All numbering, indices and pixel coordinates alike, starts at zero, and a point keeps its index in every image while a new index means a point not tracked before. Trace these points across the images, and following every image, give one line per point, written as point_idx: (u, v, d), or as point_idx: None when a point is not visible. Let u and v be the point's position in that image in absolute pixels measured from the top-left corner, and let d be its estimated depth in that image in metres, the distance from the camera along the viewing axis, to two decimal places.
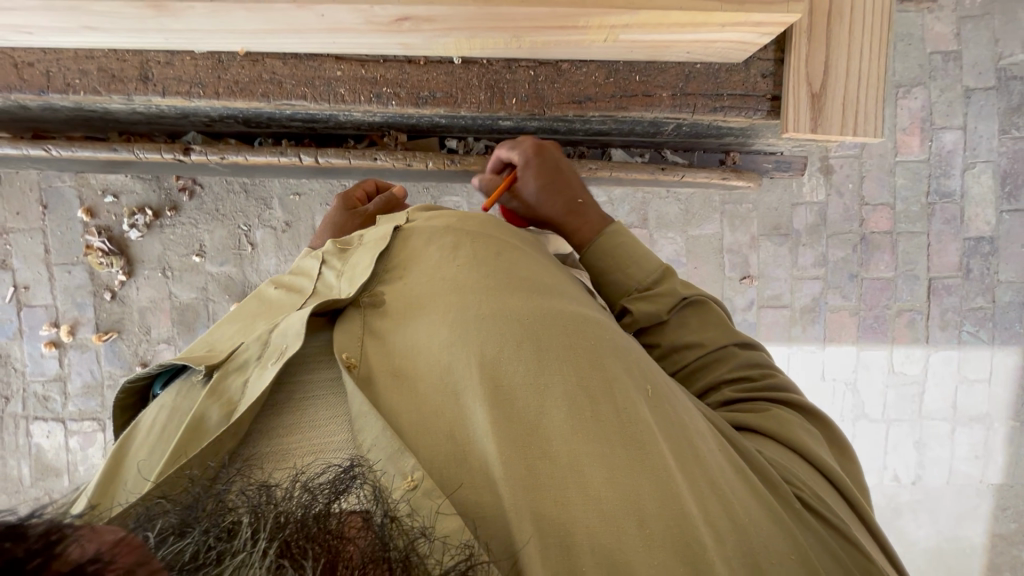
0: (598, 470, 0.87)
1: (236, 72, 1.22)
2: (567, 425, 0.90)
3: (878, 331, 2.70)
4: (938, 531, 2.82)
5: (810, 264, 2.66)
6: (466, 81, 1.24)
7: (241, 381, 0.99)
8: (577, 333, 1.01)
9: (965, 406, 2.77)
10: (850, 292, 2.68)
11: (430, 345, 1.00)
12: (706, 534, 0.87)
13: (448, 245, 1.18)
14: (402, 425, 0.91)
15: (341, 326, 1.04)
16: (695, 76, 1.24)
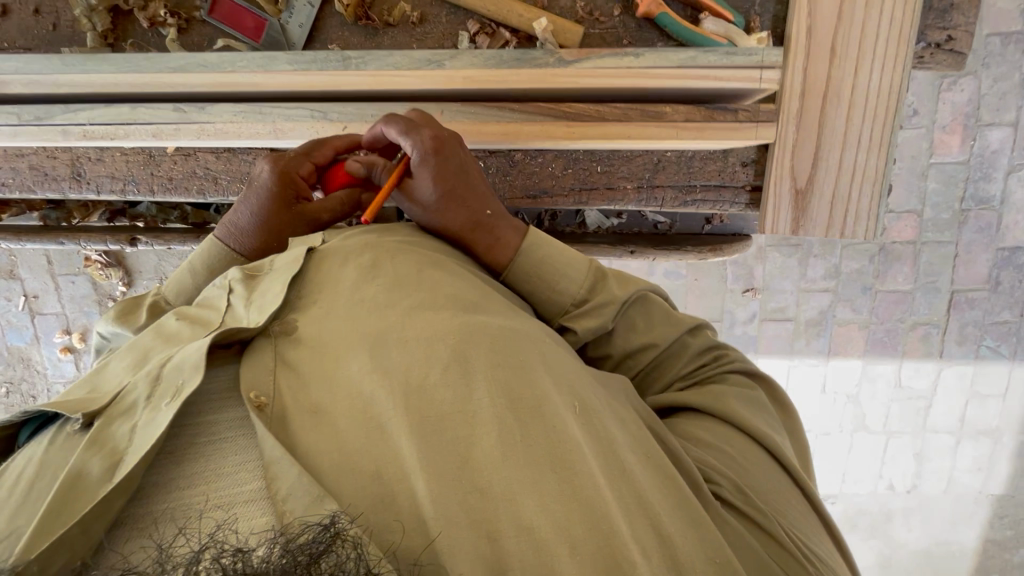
0: (554, 514, 0.69)
1: (168, 168, 1.24)
2: (512, 457, 0.72)
3: (888, 345, 2.57)
4: (929, 535, 2.82)
5: (820, 276, 2.50)
6: None
7: (130, 428, 0.74)
8: (516, 345, 0.84)
9: (974, 419, 2.66)
10: (861, 305, 2.52)
11: (343, 369, 0.81)
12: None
13: (368, 261, 0.97)
14: (320, 469, 0.71)
15: (251, 358, 0.82)
16: (664, 166, 1.14)
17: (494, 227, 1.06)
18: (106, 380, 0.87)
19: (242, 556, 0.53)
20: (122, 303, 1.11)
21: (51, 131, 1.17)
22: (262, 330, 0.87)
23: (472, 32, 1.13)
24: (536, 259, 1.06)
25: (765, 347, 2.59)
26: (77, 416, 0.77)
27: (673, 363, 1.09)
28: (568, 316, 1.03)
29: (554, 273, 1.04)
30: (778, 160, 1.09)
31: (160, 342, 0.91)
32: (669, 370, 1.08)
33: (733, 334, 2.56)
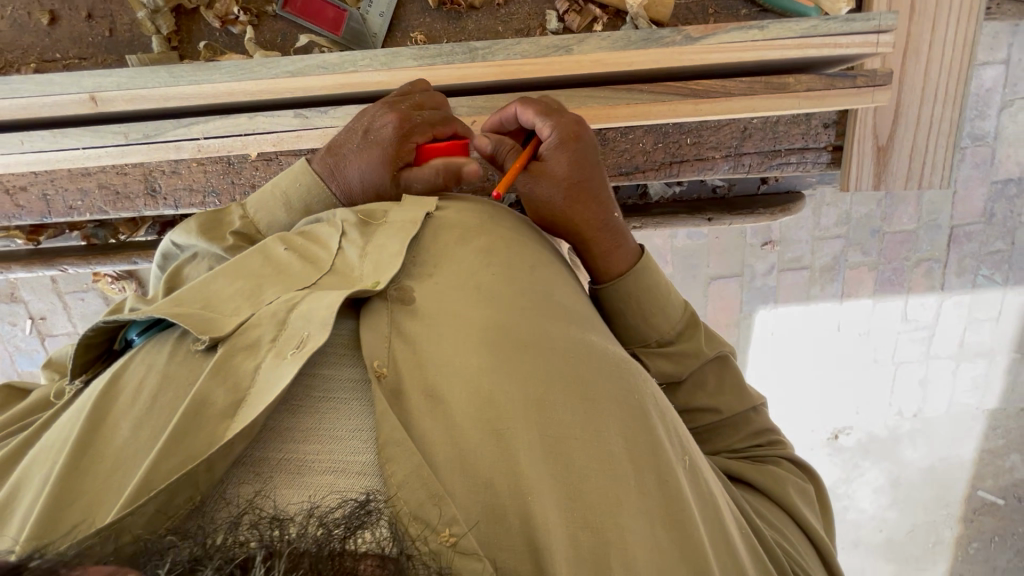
0: (654, 565, 0.74)
1: (250, 174, 1.53)
2: (633, 509, 0.75)
3: (895, 283, 2.73)
4: (934, 453, 3.08)
5: (832, 223, 2.61)
6: None
7: (256, 365, 0.74)
8: (637, 396, 0.86)
9: (971, 343, 2.88)
10: (870, 248, 2.66)
11: (469, 366, 0.78)
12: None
13: (481, 246, 0.96)
14: (435, 468, 0.70)
15: (368, 319, 0.82)
16: (752, 132, 1.42)
17: (618, 232, 1.13)
18: (220, 299, 0.85)
19: (281, 525, 0.56)
20: (203, 219, 1.13)
21: (167, 147, 1.42)
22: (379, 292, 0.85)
23: (559, 10, 1.50)
24: (650, 277, 1.14)
25: (784, 298, 2.71)
26: (203, 340, 0.77)
27: (731, 433, 1.18)
28: (646, 348, 1.15)
29: (657, 300, 1.14)
30: (858, 126, 1.42)
31: (275, 274, 0.90)
32: (726, 438, 1.18)
33: (754, 286, 2.67)
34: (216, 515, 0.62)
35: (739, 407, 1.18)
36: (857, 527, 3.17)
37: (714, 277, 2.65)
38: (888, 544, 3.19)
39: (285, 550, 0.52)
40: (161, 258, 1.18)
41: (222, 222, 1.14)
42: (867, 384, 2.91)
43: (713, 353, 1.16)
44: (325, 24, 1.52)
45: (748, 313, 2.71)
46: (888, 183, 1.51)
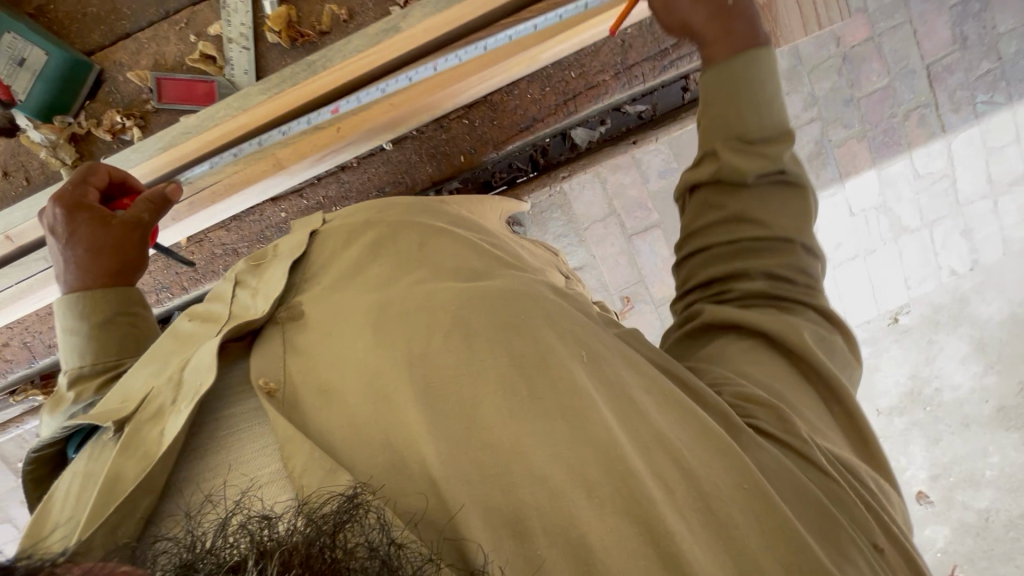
0: (549, 453, 0.86)
1: (188, 261, 1.92)
2: (508, 412, 0.89)
3: (892, 144, 2.57)
4: (1010, 300, 2.82)
5: (801, 110, 2.51)
6: (407, 159, 1.78)
7: (160, 429, 0.91)
8: (503, 319, 0.97)
9: (1000, 174, 2.67)
10: (850, 119, 2.53)
11: (350, 356, 0.95)
12: (652, 479, 0.85)
13: (370, 242, 1.12)
14: (335, 450, 0.88)
15: (261, 348, 0.98)
16: (632, 45, 1.66)
17: (740, 19, 1.24)
18: (135, 388, 1.03)
19: (265, 527, 0.71)
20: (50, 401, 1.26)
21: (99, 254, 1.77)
22: (267, 319, 1.02)
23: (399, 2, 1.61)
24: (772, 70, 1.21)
25: None
26: (110, 425, 0.97)
27: (773, 253, 1.15)
28: (729, 148, 1.19)
29: (749, 105, 1.19)
30: None
31: (183, 343, 1.07)
32: (761, 256, 1.15)
33: None
34: (197, 517, 0.81)
35: (790, 231, 1.15)
36: (959, 406, 2.93)
37: None
38: (1001, 412, 2.92)
39: (275, 546, 0.68)
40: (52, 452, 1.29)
41: (59, 393, 1.26)
42: (907, 257, 2.73)
43: (785, 170, 1.17)
44: (199, 100, 1.67)
45: None
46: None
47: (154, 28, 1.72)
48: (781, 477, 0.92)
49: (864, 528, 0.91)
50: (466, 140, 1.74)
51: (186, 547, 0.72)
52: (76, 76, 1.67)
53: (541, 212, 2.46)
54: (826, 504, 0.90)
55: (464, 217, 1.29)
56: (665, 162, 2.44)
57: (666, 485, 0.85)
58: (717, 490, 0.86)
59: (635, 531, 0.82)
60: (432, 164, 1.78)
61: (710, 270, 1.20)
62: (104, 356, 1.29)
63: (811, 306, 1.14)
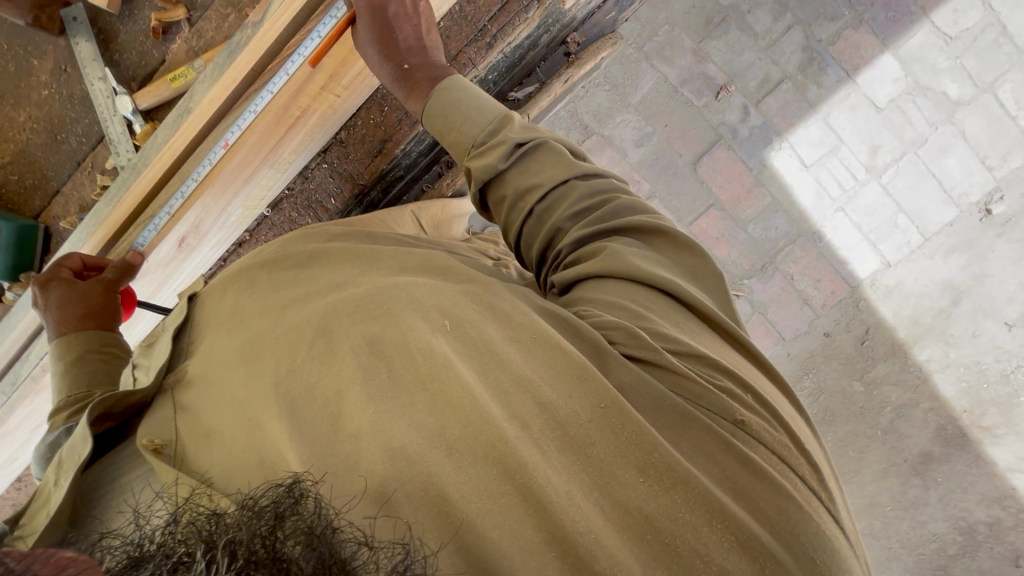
0: (406, 425, 0.69)
1: None
2: (357, 390, 0.73)
3: (900, 17, 2.20)
4: None
5: (771, 22, 2.24)
6: (288, 218, 1.45)
7: (45, 511, 0.81)
8: (347, 300, 0.83)
9: None
10: (835, 9, 2.22)
11: (228, 390, 0.85)
12: (506, 420, 0.68)
13: (243, 285, 1.01)
14: (218, 485, 0.75)
15: (151, 415, 0.89)
16: (449, 34, 1.25)
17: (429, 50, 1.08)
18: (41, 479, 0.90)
19: (214, 521, 0.56)
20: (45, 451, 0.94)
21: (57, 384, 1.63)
22: (157, 387, 0.93)
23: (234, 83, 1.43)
24: (471, 86, 1.05)
25: (785, 123, 2.30)
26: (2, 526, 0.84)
27: (561, 205, 0.93)
28: (467, 156, 0.99)
29: (462, 110, 1.01)
30: None
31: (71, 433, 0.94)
32: (555, 212, 0.93)
33: (743, 137, 2.32)
34: (142, 520, 0.62)
35: (565, 172, 0.94)
36: None
37: (696, 159, 2.35)
38: None
39: (219, 536, 0.54)
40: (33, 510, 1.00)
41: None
42: (973, 132, 2.25)
43: (521, 140, 0.96)
44: None
45: (759, 165, 2.33)
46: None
47: (72, 177, 1.61)
48: (644, 397, 0.73)
49: (719, 411, 0.74)
50: (331, 182, 1.43)
51: (133, 548, 0.55)
52: (27, 245, 1.55)
53: None
54: (684, 408, 0.73)
55: (375, 225, 1.20)
56: (638, 129, 2.34)
57: (521, 422, 0.69)
58: (573, 415, 0.69)
59: (494, 476, 0.65)
60: (312, 215, 1.45)
61: (534, 247, 0.96)
62: (72, 387, 0.97)
63: (644, 227, 0.90)
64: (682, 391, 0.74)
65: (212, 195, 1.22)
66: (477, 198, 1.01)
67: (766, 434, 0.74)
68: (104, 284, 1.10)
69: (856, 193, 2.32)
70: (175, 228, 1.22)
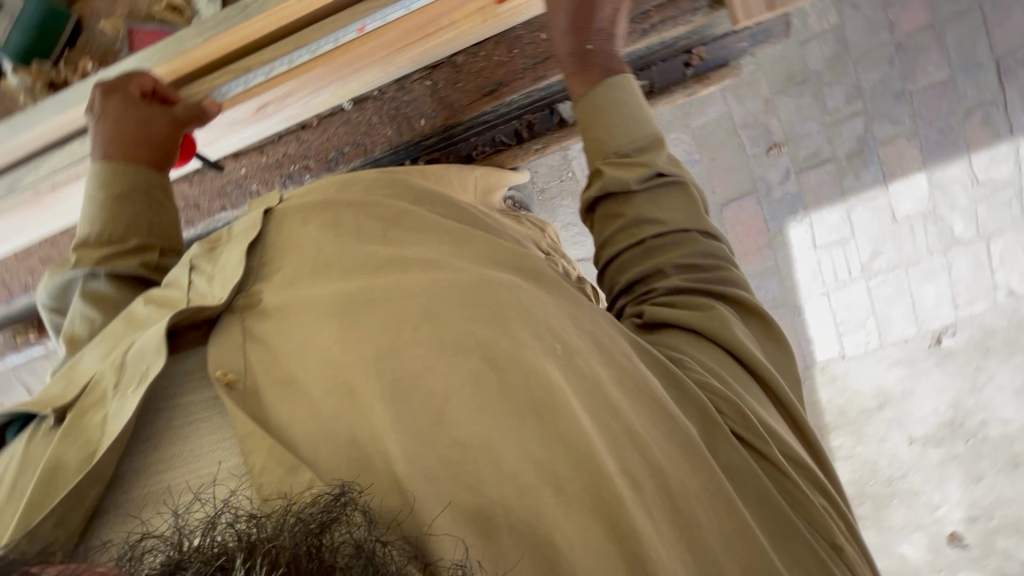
0: (521, 457, 0.62)
1: None
2: (468, 392, 0.65)
3: (946, 145, 2.34)
4: None
5: (842, 102, 2.31)
6: (367, 120, 1.30)
7: (102, 416, 0.66)
8: (451, 284, 0.75)
9: None
10: (900, 114, 2.32)
11: (305, 339, 0.70)
12: (621, 473, 0.64)
13: (326, 220, 0.85)
14: (298, 447, 0.62)
15: (219, 338, 0.73)
16: None
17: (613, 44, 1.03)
18: (82, 368, 0.74)
19: (253, 524, 0.52)
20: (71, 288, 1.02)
21: None
22: (226, 308, 0.76)
23: None
24: (630, 88, 1.00)
25: (814, 200, 2.40)
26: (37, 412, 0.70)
27: (669, 252, 0.92)
28: (604, 161, 0.97)
29: (620, 117, 0.97)
30: None
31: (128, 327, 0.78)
32: (662, 254, 0.92)
33: (773, 198, 2.40)
34: (185, 512, 0.57)
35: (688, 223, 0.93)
36: (1005, 441, 2.58)
37: (724, 203, 2.40)
38: None
39: (257, 543, 0.49)
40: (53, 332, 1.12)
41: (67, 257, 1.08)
42: (956, 271, 2.46)
43: (662, 171, 0.95)
44: None
45: (777, 229, 2.42)
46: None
47: None
48: (747, 484, 0.73)
49: (804, 510, 0.75)
50: (427, 104, 1.27)
51: (171, 550, 0.50)
52: (51, 30, 1.37)
53: (551, 199, 2.20)
54: (777, 503, 0.73)
55: (434, 180, 1.15)
56: (687, 152, 2.35)
57: (631, 479, 0.64)
58: (684, 488, 0.67)
59: (601, 533, 0.60)
60: (393, 128, 1.29)
61: (625, 277, 0.95)
62: (110, 228, 1.05)
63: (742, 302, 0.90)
64: (781, 486, 0.76)
65: (316, 74, 1.10)
66: (590, 198, 0.99)
67: (847, 543, 0.76)
68: (170, 120, 1.09)
69: (844, 286, 2.49)
70: (262, 92, 1.10)
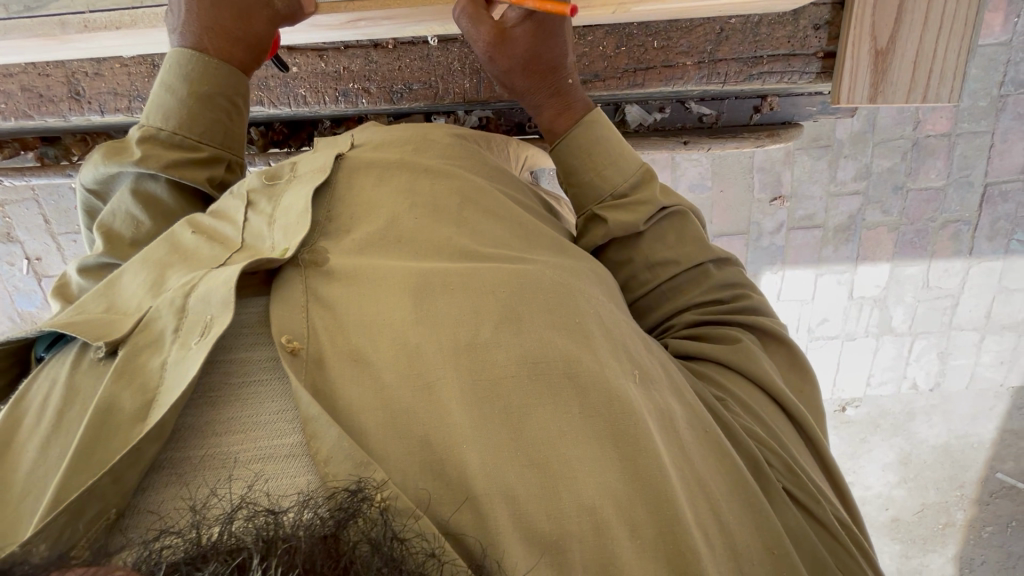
0: (602, 485, 0.65)
1: (112, 75, 1.34)
2: (550, 412, 0.68)
3: (917, 246, 2.55)
4: (951, 429, 2.82)
5: (850, 178, 2.44)
6: (447, 65, 1.25)
7: (160, 361, 0.66)
8: (531, 282, 0.78)
9: (1000, 314, 2.67)
10: (892, 206, 2.48)
11: (382, 315, 0.72)
12: (692, 519, 0.68)
13: (404, 182, 0.89)
14: (369, 442, 0.63)
15: (280, 293, 0.73)
16: (728, 35, 1.20)
17: (563, 85, 1.06)
18: (124, 296, 0.76)
19: (274, 520, 0.53)
20: (139, 198, 0.95)
21: (49, 23, 1.17)
22: (289, 260, 0.77)
23: None
24: (600, 126, 1.05)
25: (794, 259, 2.54)
26: (93, 343, 0.69)
27: (690, 289, 1.00)
28: (601, 205, 1.01)
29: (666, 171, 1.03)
30: (854, 19, 1.16)
31: (180, 260, 0.80)
32: (685, 294, 1.00)
33: (761, 245, 2.51)
34: (203, 510, 0.57)
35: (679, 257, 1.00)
36: (861, 504, 2.91)
37: (718, 234, 2.48)
38: (894, 523, 2.92)
39: (278, 541, 0.50)
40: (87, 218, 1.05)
41: (124, 142, 0.99)
42: (881, 356, 2.74)
43: (666, 206, 0.99)
44: None
45: (753, 275, 2.55)
46: (889, 96, 1.21)
47: None
48: (803, 545, 0.77)
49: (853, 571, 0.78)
50: None
51: (189, 537, 0.52)
52: None
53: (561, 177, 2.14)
54: (824, 561, 0.77)
55: (493, 148, 1.12)
56: (701, 177, 2.39)
57: (702, 528, 0.68)
58: (748, 550, 0.71)
59: None
60: (471, 81, 1.26)
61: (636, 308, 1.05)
62: (187, 128, 0.99)
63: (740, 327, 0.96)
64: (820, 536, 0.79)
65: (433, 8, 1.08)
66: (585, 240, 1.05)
67: None
68: (268, 16, 1.01)
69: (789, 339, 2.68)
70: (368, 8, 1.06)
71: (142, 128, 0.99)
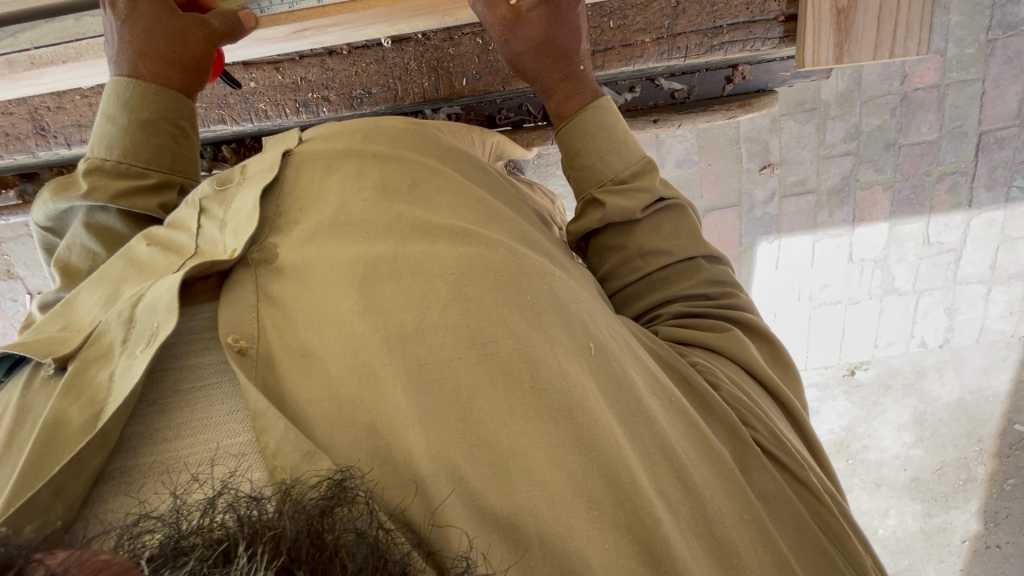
0: (553, 461, 0.64)
1: (75, 106, 1.35)
2: (497, 393, 0.67)
3: (914, 203, 2.51)
4: (963, 385, 2.78)
5: (839, 139, 2.39)
6: (404, 65, 1.25)
7: (109, 372, 0.67)
8: (483, 262, 0.77)
9: (1005, 264, 2.62)
10: (884, 164, 2.44)
11: (331, 311, 0.72)
12: (651, 488, 0.67)
13: (352, 174, 0.88)
14: (317, 434, 0.64)
15: (228, 297, 0.74)
16: (683, 9, 1.18)
17: (577, 70, 1.06)
18: (79, 315, 0.78)
19: (255, 509, 0.52)
20: (93, 231, 0.96)
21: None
22: (238, 263, 0.78)
23: None
24: (610, 113, 1.04)
25: (788, 227, 2.51)
26: (45, 362, 0.70)
27: (681, 281, 0.99)
28: (601, 188, 1.00)
29: (610, 143, 1.02)
30: None
31: (134, 275, 0.80)
32: (671, 286, 0.98)
33: (753, 216, 2.48)
34: (185, 495, 0.58)
35: (685, 250, 0.98)
36: (878, 467, 2.87)
37: (708, 209, 2.45)
38: (914, 484, 2.87)
39: (262, 529, 0.50)
40: (44, 253, 1.05)
41: (74, 177, 1.00)
42: (886, 317, 2.70)
43: (663, 195, 0.99)
44: None
45: (747, 246, 2.52)
46: (855, 54, 1.18)
47: None
48: (780, 505, 0.76)
49: (832, 536, 0.77)
50: (473, 62, 1.24)
51: (171, 524, 0.52)
52: None
53: (545, 165, 2.13)
54: (804, 522, 0.77)
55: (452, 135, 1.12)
56: (686, 152, 2.36)
57: (665, 500, 0.68)
58: (719, 513, 0.70)
59: (632, 553, 0.64)
60: (429, 80, 1.26)
61: (622, 294, 1.01)
62: (130, 154, 0.99)
63: (732, 318, 0.95)
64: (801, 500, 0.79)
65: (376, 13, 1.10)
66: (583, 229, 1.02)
67: (866, 559, 0.78)
68: (205, 35, 1.04)
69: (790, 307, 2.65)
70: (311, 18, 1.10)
71: (88, 162, 0.99)
